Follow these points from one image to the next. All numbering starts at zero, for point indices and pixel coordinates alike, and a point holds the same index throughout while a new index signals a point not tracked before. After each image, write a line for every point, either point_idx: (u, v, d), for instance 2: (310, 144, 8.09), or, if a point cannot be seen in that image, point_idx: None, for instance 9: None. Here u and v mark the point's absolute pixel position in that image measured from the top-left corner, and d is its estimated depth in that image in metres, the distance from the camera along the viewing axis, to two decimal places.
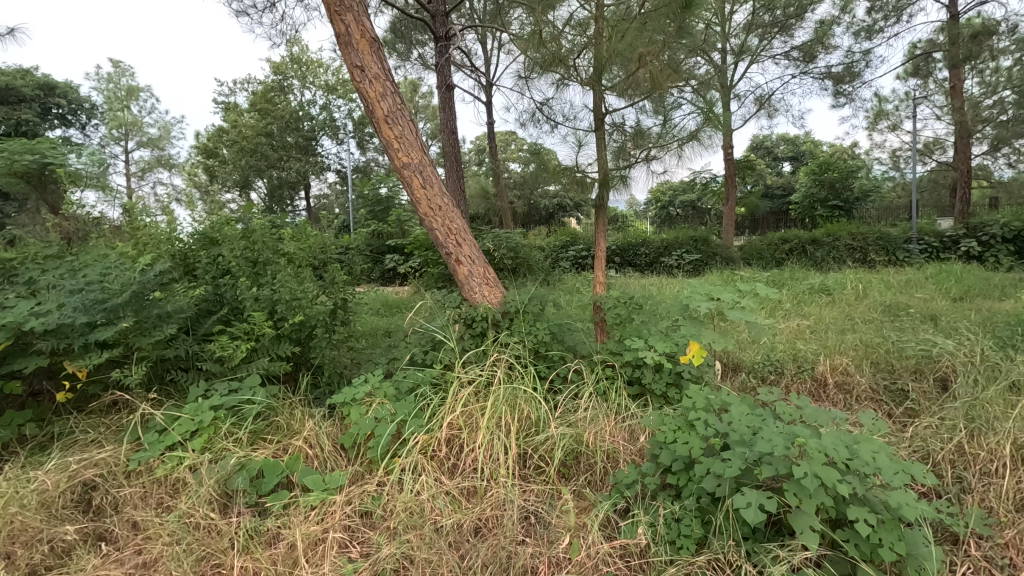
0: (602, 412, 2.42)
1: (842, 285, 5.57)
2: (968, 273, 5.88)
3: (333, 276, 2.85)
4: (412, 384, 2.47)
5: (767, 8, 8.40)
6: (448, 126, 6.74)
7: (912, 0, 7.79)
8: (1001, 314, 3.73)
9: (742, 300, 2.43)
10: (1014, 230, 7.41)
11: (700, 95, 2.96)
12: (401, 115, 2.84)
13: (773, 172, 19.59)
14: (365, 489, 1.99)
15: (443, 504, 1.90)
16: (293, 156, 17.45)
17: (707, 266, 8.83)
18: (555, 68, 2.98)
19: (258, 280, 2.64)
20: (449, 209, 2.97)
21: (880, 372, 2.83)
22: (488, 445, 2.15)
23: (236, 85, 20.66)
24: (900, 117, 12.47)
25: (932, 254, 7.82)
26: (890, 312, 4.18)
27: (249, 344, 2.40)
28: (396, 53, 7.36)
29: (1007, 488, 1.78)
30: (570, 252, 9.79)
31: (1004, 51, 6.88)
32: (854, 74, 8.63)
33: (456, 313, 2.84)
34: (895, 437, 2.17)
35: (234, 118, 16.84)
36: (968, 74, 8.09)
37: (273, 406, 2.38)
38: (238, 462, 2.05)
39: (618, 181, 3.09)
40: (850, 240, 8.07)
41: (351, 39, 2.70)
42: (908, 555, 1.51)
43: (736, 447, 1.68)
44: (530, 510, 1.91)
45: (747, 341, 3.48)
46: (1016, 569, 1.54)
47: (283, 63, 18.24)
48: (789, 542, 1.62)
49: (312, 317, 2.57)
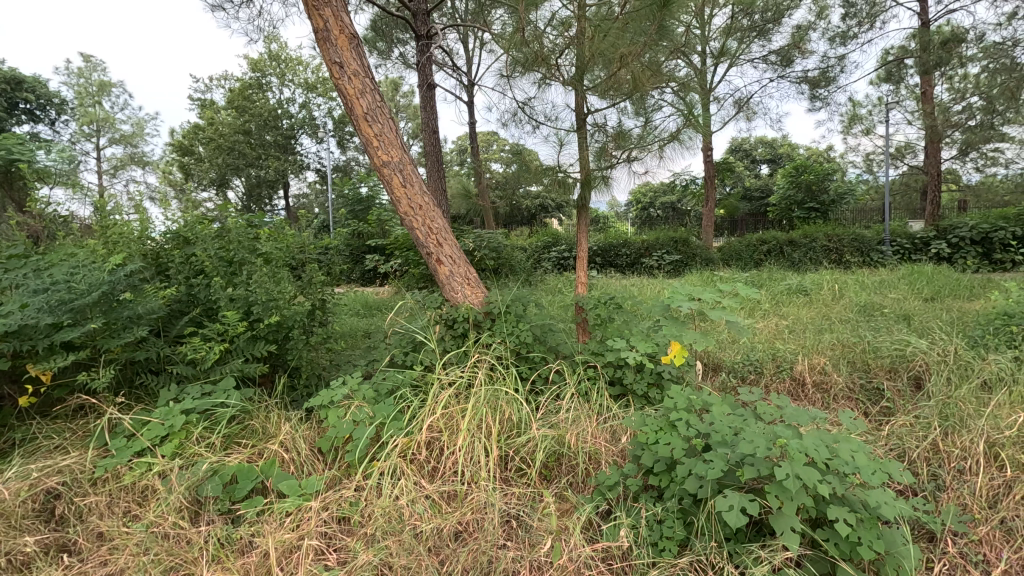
0: (584, 413, 2.39)
1: (819, 285, 5.64)
2: (940, 274, 6.01)
3: (311, 276, 2.77)
4: (391, 387, 2.41)
5: (745, 12, 8.47)
6: (430, 126, 6.67)
7: (884, 7, 7.94)
8: (971, 314, 3.80)
9: (723, 300, 2.41)
10: (982, 232, 7.55)
11: (682, 96, 2.94)
12: (381, 113, 2.78)
13: (751, 174, 19.87)
14: (341, 493, 1.92)
15: (422, 508, 1.84)
16: (272, 155, 17.16)
17: (687, 267, 8.88)
18: (536, 66, 2.94)
19: (233, 281, 2.55)
20: (430, 208, 2.91)
21: (856, 372, 2.85)
22: (469, 448, 2.09)
23: (213, 82, 20.25)
24: (873, 121, 12.73)
25: (904, 255, 8.00)
26: (865, 313, 4.23)
27: (223, 345, 2.32)
28: (377, 51, 7.26)
29: (981, 485, 1.78)
30: (553, 252, 9.78)
31: (971, 59, 7.03)
32: (829, 79, 8.78)
33: (437, 314, 2.79)
34: (872, 435, 2.17)
35: (211, 115, 16.48)
36: (939, 80, 8.27)
37: (247, 409, 2.30)
38: (210, 468, 1.96)
39: (600, 181, 3.07)
40: (826, 241, 8.19)
41: (329, 35, 2.62)
42: (886, 553, 1.50)
43: (718, 448, 1.66)
44: (512, 514, 1.87)
45: (727, 340, 3.49)
46: (990, 565, 1.54)
47: (262, 59, 17.92)
48: (770, 542, 1.60)
49: (289, 319, 2.48)
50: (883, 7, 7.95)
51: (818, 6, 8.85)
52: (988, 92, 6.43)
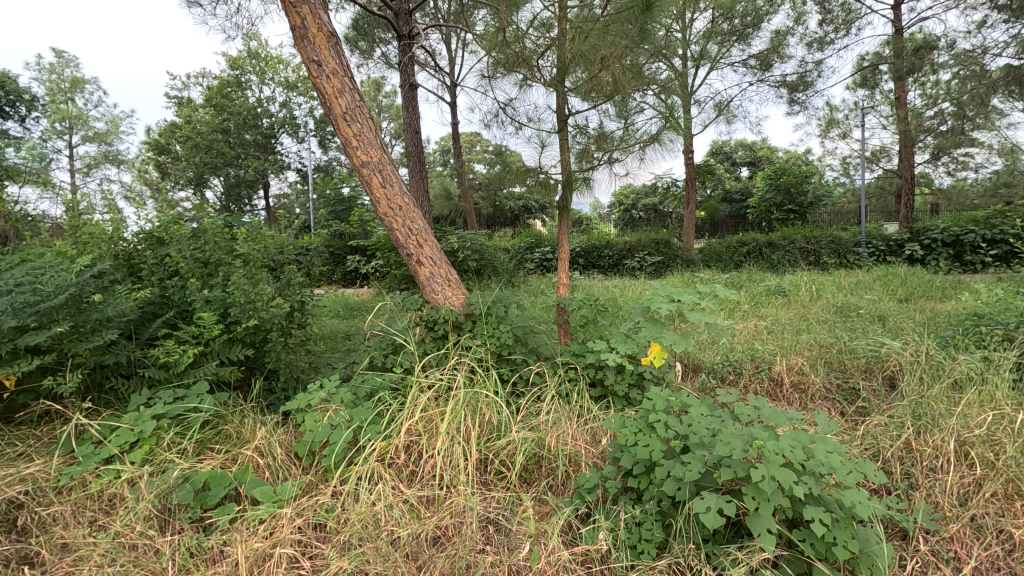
0: (565, 416, 2.37)
1: (796, 286, 5.73)
2: (914, 275, 6.14)
3: (289, 277, 2.70)
4: (370, 390, 2.37)
5: (725, 16, 8.55)
6: (412, 126, 6.60)
7: (860, 14, 8.09)
8: (942, 314, 3.90)
9: (702, 301, 2.41)
10: (954, 234, 7.74)
11: (663, 99, 2.94)
12: (360, 112, 2.73)
13: (731, 176, 20.15)
14: (317, 499, 1.87)
15: (399, 514, 1.80)
16: (251, 154, 16.90)
17: (669, 268, 8.95)
18: (517, 67, 2.92)
19: (209, 282, 2.48)
20: (410, 210, 2.87)
21: (833, 372, 2.88)
22: (448, 452, 2.06)
23: (191, 79, 19.78)
24: (849, 125, 13.00)
25: (879, 257, 8.16)
26: (842, 313, 4.29)
27: (197, 348, 2.25)
28: (358, 51, 7.17)
29: (952, 483, 1.80)
30: (536, 254, 9.78)
31: (942, 65, 7.19)
32: (806, 84, 8.93)
33: (418, 315, 2.75)
34: (848, 435, 2.18)
35: (188, 113, 16.11)
36: (912, 86, 8.47)
37: (221, 414, 2.24)
38: (181, 474, 1.90)
39: (582, 182, 3.06)
40: (804, 243, 8.31)
41: (307, 33, 2.56)
42: (861, 552, 1.49)
43: (696, 450, 1.65)
44: (491, 518, 1.84)
45: (706, 341, 3.50)
46: (961, 562, 1.56)
47: (240, 57, 17.61)
48: (747, 543, 1.60)
49: (267, 321, 2.42)
50: (857, 14, 8.10)
51: (796, 12, 8.99)
52: (958, 98, 6.59)
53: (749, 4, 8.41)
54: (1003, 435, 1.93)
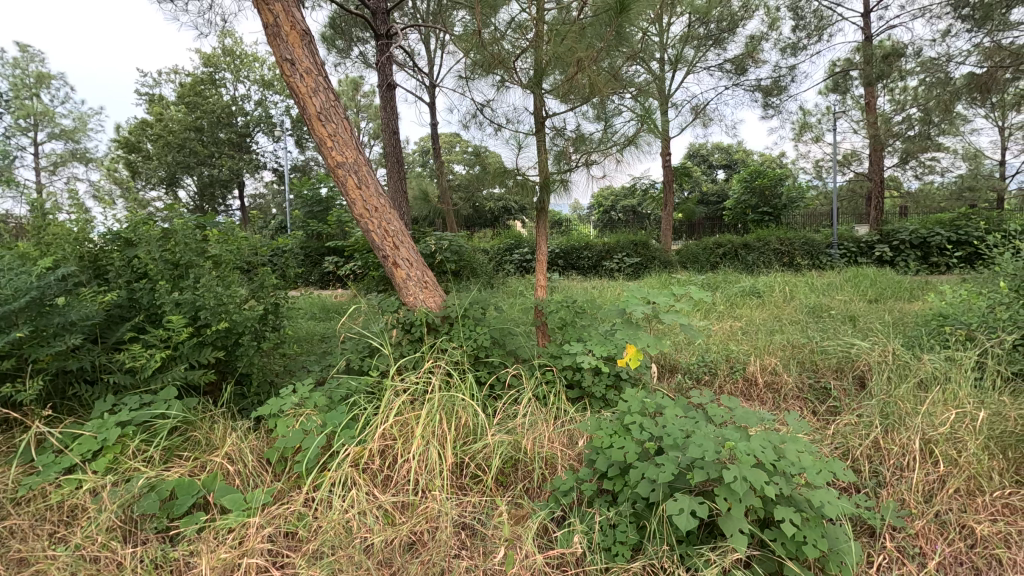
0: (541, 418, 2.35)
1: (770, 287, 5.82)
2: (884, 276, 6.28)
3: (262, 279, 2.63)
4: (344, 394, 2.33)
5: (701, 21, 8.66)
6: (390, 126, 6.54)
7: (831, 21, 8.27)
8: (909, 314, 4.01)
9: (677, 303, 2.41)
10: (921, 237, 7.97)
11: (640, 102, 2.95)
12: (335, 112, 2.68)
13: (708, 179, 20.44)
14: (288, 506, 1.82)
15: (373, 520, 1.76)
16: (225, 153, 16.56)
17: (647, 269, 9.01)
18: (494, 69, 2.88)
19: (179, 284, 2.41)
20: (386, 210, 2.82)
21: (805, 372, 2.93)
22: (423, 455, 2.03)
23: (163, 76, 19.24)
24: (822, 129, 13.30)
25: (851, 258, 8.35)
26: (814, 314, 4.38)
27: (166, 352, 2.18)
28: (335, 49, 7.08)
29: (917, 480, 1.83)
30: (515, 255, 9.77)
31: (909, 72, 7.39)
32: (780, 88, 9.10)
33: (394, 318, 2.71)
34: (819, 434, 2.21)
35: (159, 111, 15.69)
36: (881, 92, 8.69)
37: (190, 419, 2.17)
38: (147, 483, 1.83)
39: (559, 185, 3.06)
40: (778, 245, 8.46)
41: (279, 31, 2.51)
42: (831, 551, 1.51)
43: (670, 452, 1.65)
44: (467, 523, 1.82)
45: (682, 342, 3.53)
46: (926, 558, 1.59)
47: (215, 54, 17.28)
48: (720, 544, 1.60)
49: (239, 324, 2.35)
50: (829, 21, 8.29)
51: (770, 17, 9.16)
52: (925, 104, 6.75)
53: (724, 9, 8.53)
54: (966, 433, 1.96)
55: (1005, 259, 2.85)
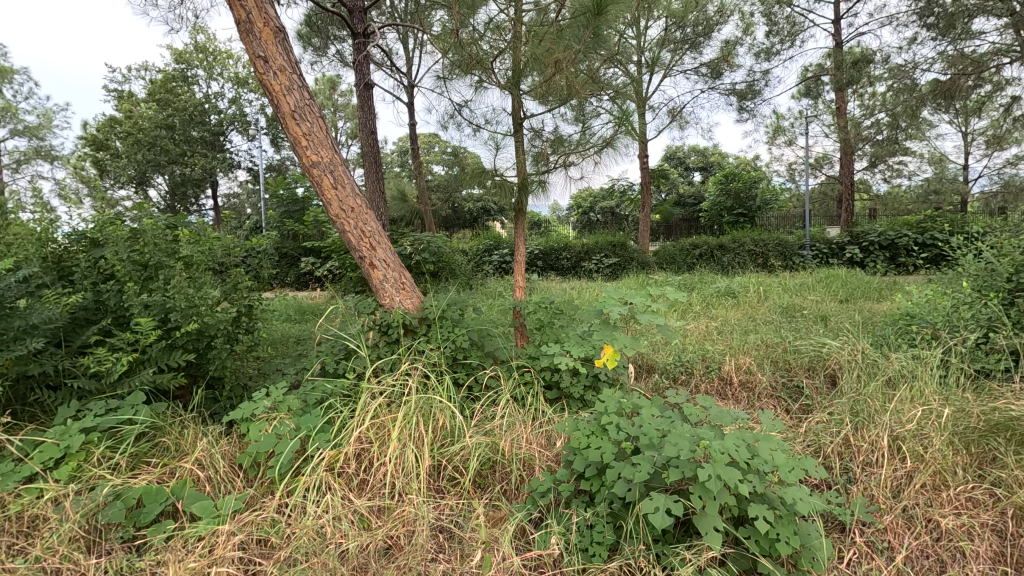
0: (519, 419, 2.34)
1: (745, 288, 5.90)
2: (853, 277, 6.42)
3: (236, 281, 2.57)
4: (320, 397, 2.28)
5: (678, 25, 8.76)
6: (368, 126, 6.45)
7: (803, 27, 8.45)
8: (878, 314, 4.11)
9: (654, 303, 2.40)
10: (889, 238, 8.18)
11: (618, 104, 2.96)
12: (310, 111, 2.63)
13: (685, 181, 20.70)
14: (260, 513, 1.77)
15: (348, 525, 1.73)
16: (198, 152, 16.18)
17: (625, 270, 9.05)
18: (472, 69, 2.86)
19: (149, 286, 2.33)
20: (363, 211, 2.78)
21: (779, 371, 2.98)
22: (400, 458, 2.00)
23: (132, 72, 18.66)
24: (794, 133, 13.58)
25: (822, 260, 8.53)
26: (787, 314, 4.45)
27: (134, 355, 2.11)
28: (312, 47, 6.98)
29: (886, 476, 1.87)
30: (494, 256, 9.75)
31: (878, 78, 7.58)
32: (755, 92, 9.26)
33: (371, 320, 2.66)
34: (792, 432, 2.25)
35: (128, 108, 15.24)
36: (851, 97, 8.91)
37: (159, 425, 2.10)
38: (113, 491, 1.76)
39: (537, 186, 3.05)
40: (753, 246, 8.60)
41: (252, 27, 2.45)
42: (803, 547, 1.52)
43: (646, 451, 1.65)
44: (444, 526, 1.80)
45: (659, 342, 3.55)
46: (894, 552, 1.62)
47: (186, 51, 16.89)
48: (695, 542, 1.61)
49: (210, 326, 2.28)
50: (801, 27, 8.46)
51: (744, 22, 9.32)
52: (893, 110, 6.90)
53: (700, 13, 8.63)
54: (932, 429, 1.99)
55: (968, 260, 2.92)
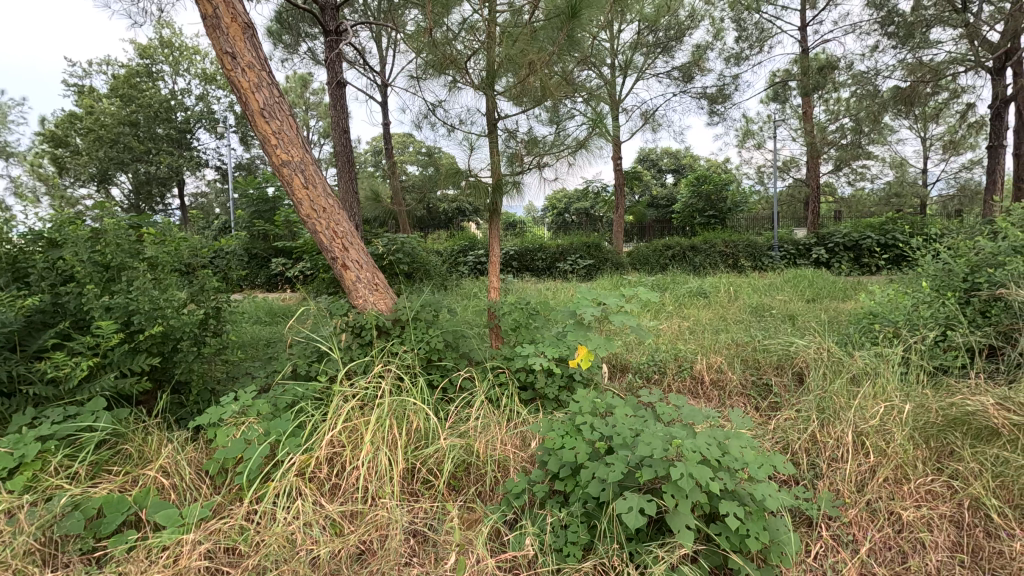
0: (494, 421, 2.33)
1: (716, 288, 6.00)
2: (819, 277, 6.61)
3: (203, 282, 2.50)
4: (290, 400, 2.23)
5: (650, 29, 8.87)
6: (340, 125, 6.35)
7: (771, 33, 8.65)
8: (842, 313, 4.22)
9: (627, 304, 2.41)
10: (853, 239, 8.44)
11: (592, 106, 2.98)
12: (280, 109, 2.57)
13: (658, 183, 20.99)
14: (227, 521, 1.72)
15: (319, 531, 1.69)
16: (164, 149, 15.72)
17: (599, 271, 9.12)
18: (446, 69, 2.83)
19: (111, 288, 2.25)
20: (334, 210, 2.74)
21: (748, 369, 3.04)
22: (373, 462, 1.97)
23: (93, 66, 18.00)
24: (763, 136, 13.90)
25: (790, 260, 8.75)
26: (756, 314, 4.54)
27: (95, 359, 2.03)
28: (283, 44, 6.85)
29: (850, 472, 1.92)
30: (469, 257, 9.72)
31: (842, 84, 7.81)
32: (725, 96, 9.45)
33: (344, 321, 2.61)
34: (760, 429, 2.29)
35: (90, 103, 14.71)
36: (817, 102, 9.16)
37: (121, 432, 2.02)
38: (71, 501, 1.68)
39: (512, 187, 3.04)
40: (724, 247, 8.77)
41: (219, 22, 2.38)
42: (773, 542, 1.55)
43: (620, 451, 1.66)
44: (418, 529, 1.78)
45: (633, 342, 3.58)
46: (858, 544, 1.66)
47: (151, 46, 16.40)
48: (667, 540, 1.62)
49: (176, 329, 2.21)
50: (770, 33, 8.66)
51: (715, 28, 9.50)
52: (856, 115, 7.11)
53: (672, 18, 8.77)
54: (893, 425, 2.05)
55: (927, 261, 3.03)
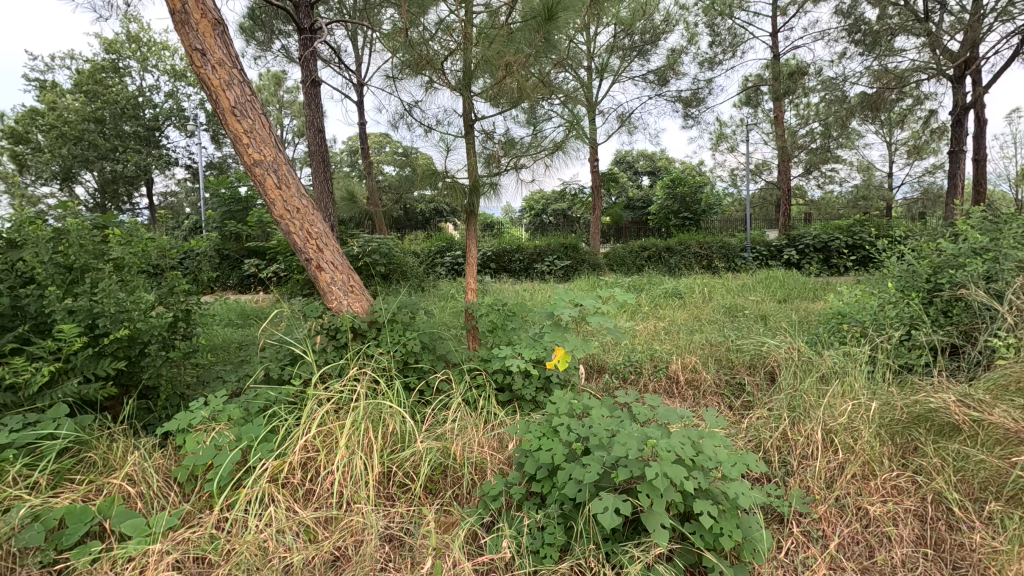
0: (470, 423, 2.32)
1: (691, 289, 6.09)
2: (790, 278, 6.75)
3: (172, 284, 2.43)
4: (262, 404, 2.18)
5: (626, 32, 8.95)
6: (314, 124, 6.25)
7: (743, 39, 8.81)
8: (812, 313, 4.32)
9: (604, 305, 2.42)
10: (822, 241, 8.65)
11: (569, 108, 2.99)
12: (252, 108, 2.52)
13: (634, 185, 21.22)
14: (197, 530, 1.67)
15: (292, 539, 1.66)
16: (131, 147, 15.28)
17: (577, 272, 9.17)
18: (422, 69, 2.80)
19: (74, 290, 2.17)
20: (309, 211, 2.69)
21: (722, 369, 3.09)
22: (348, 466, 1.94)
23: (55, 60, 17.39)
24: (736, 140, 14.17)
25: (762, 261, 8.92)
26: (730, 314, 4.63)
27: (58, 364, 1.95)
28: (255, 41, 6.72)
29: (820, 468, 1.96)
30: (446, 258, 9.68)
31: (812, 89, 8.00)
32: (699, 99, 9.59)
33: (318, 324, 2.56)
34: (733, 428, 2.33)
35: (53, 99, 14.21)
36: (788, 107, 9.37)
37: (84, 439, 1.95)
38: (31, 512, 1.61)
39: (489, 188, 3.03)
40: (698, 249, 8.91)
41: (188, 18, 2.32)
42: (746, 540, 1.57)
43: (596, 451, 1.66)
44: (394, 534, 1.75)
45: (609, 343, 3.61)
46: (827, 539, 1.70)
47: (117, 40, 15.92)
48: (643, 540, 1.63)
49: (144, 333, 2.15)
50: (742, 39, 8.83)
51: (689, 32, 9.64)
52: (826, 119, 7.29)
53: (647, 21, 8.87)
54: (861, 422, 2.10)
55: (893, 263, 3.11)
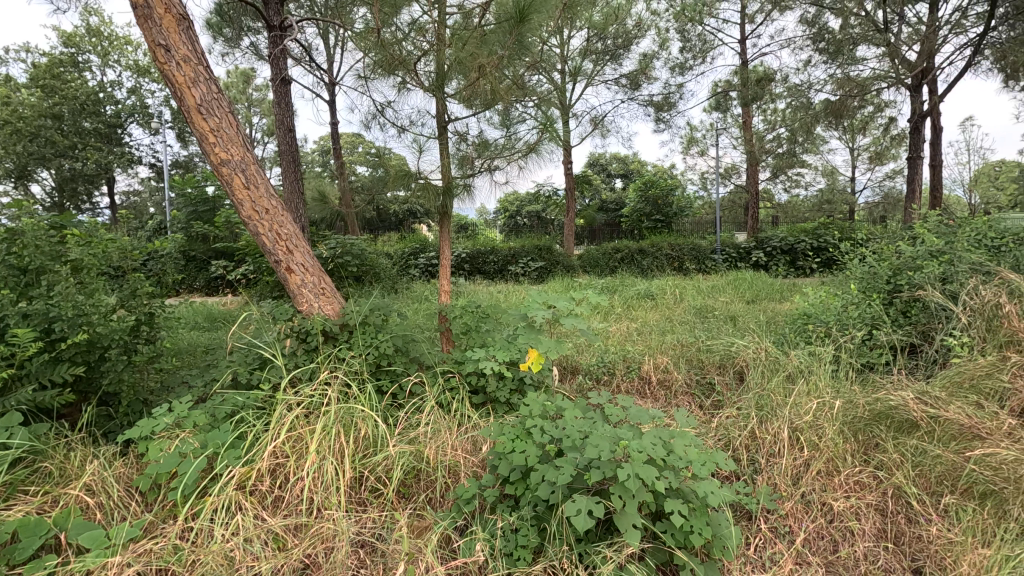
0: (443, 426, 2.30)
1: (663, 290, 6.18)
2: (758, 279, 6.91)
3: (134, 287, 2.34)
4: (229, 410, 2.12)
5: (599, 36, 9.04)
6: (284, 123, 6.14)
7: (713, 45, 8.99)
8: (780, 314, 4.43)
9: (577, 307, 2.43)
10: (789, 243, 8.88)
11: (542, 110, 3.00)
12: (218, 106, 2.45)
13: (607, 187, 21.44)
14: (159, 541, 1.62)
15: (260, 547, 1.62)
16: (91, 144, 14.76)
17: (551, 274, 9.21)
18: (395, 69, 2.77)
19: (28, 293, 2.07)
20: (278, 212, 2.64)
21: (693, 369, 3.14)
22: (319, 472, 1.90)
23: (10, 53, 16.70)
24: (706, 144, 14.44)
25: (731, 263, 9.11)
26: (701, 314, 4.71)
27: (10, 370, 1.86)
28: (222, 38, 6.57)
29: (786, 465, 2.00)
30: (420, 260, 9.62)
31: (778, 95, 8.22)
32: (670, 104, 9.75)
33: (288, 327, 2.50)
34: (704, 427, 2.36)
35: (7, 93, 13.64)
36: (756, 112, 9.60)
37: (39, 448, 1.86)
38: None
39: (462, 190, 3.01)
40: (670, 250, 9.05)
41: (151, 13, 2.24)
42: (715, 537, 1.60)
43: (569, 453, 1.67)
44: (366, 540, 1.72)
45: (583, 345, 3.63)
46: (794, 535, 1.74)
47: (76, 34, 15.37)
48: (616, 540, 1.64)
49: (103, 337, 2.06)
50: (712, 45, 9.01)
51: (660, 37, 9.79)
52: (791, 125, 7.49)
53: (620, 26, 8.98)
54: (825, 420, 2.15)
55: (855, 264, 3.21)
